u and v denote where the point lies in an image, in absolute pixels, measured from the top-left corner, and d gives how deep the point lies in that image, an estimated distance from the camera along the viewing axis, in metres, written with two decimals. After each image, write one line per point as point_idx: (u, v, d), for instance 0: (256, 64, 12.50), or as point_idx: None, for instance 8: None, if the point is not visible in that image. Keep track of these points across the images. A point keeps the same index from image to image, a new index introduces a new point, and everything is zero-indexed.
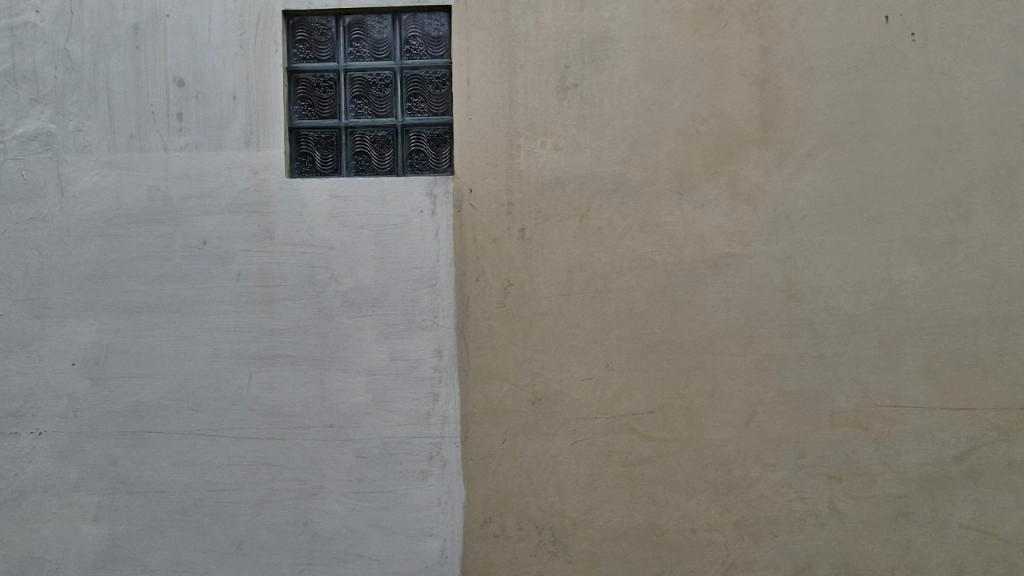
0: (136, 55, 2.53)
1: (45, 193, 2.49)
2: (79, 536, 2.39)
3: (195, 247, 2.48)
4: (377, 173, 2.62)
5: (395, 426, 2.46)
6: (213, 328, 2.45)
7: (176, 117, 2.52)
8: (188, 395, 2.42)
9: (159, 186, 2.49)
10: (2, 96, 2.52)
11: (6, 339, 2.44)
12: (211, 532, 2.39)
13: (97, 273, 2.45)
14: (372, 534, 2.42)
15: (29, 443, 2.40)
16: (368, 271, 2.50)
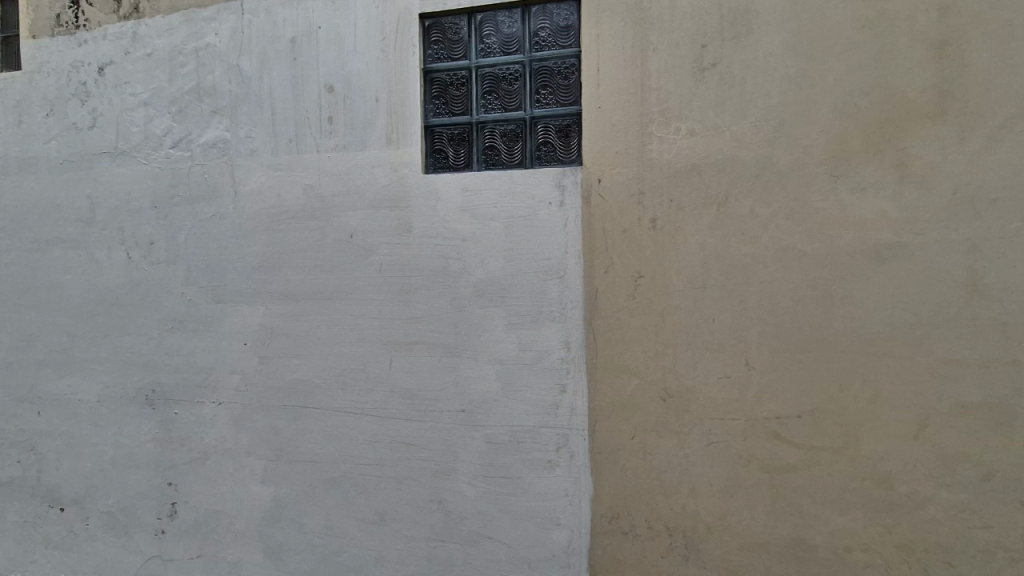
0: (294, 66, 2.79)
1: (222, 193, 2.82)
2: (250, 495, 2.71)
3: (344, 240, 2.69)
4: (507, 167, 2.66)
5: (524, 415, 2.49)
6: (358, 315, 2.65)
7: (327, 121, 2.75)
8: (338, 376, 2.65)
9: (313, 184, 2.74)
10: (189, 110, 2.89)
11: (192, 320, 2.80)
12: (357, 502, 2.60)
13: (263, 264, 2.75)
14: (502, 519, 2.49)
15: (211, 410, 2.76)
16: (499, 262, 2.55)
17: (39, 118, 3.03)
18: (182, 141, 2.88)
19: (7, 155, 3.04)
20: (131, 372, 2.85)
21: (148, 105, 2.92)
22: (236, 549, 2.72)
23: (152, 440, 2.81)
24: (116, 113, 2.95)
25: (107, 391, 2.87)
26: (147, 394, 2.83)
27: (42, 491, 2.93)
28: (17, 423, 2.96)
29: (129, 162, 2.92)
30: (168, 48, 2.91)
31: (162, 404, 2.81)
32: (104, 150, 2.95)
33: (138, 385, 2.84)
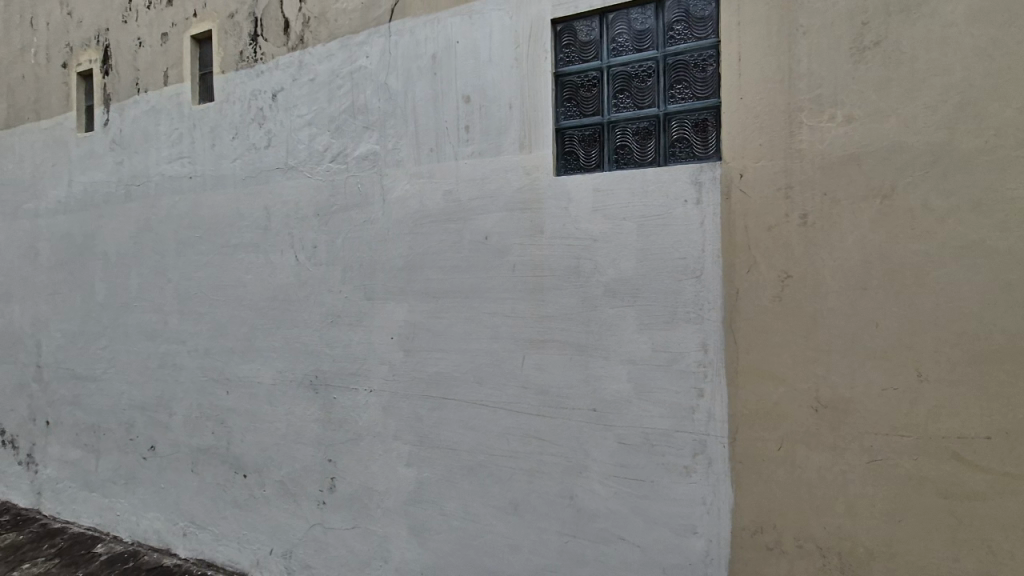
0: (435, 80, 3.00)
1: (372, 201, 3.11)
2: (396, 476, 2.96)
3: (480, 242, 2.83)
4: (639, 165, 2.61)
5: (658, 417, 2.44)
6: (493, 313, 2.78)
7: (465, 130, 2.91)
8: (474, 369, 2.80)
9: (452, 190, 2.92)
10: (346, 127, 3.22)
11: (347, 315, 3.13)
12: (492, 491, 2.73)
13: (408, 265, 2.99)
14: (635, 520, 2.48)
15: (364, 396, 3.06)
16: (631, 261, 2.53)
17: (227, 141, 3.56)
18: (339, 155, 3.22)
19: (204, 173, 3.61)
20: (297, 359, 3.26)
21: (312, 125, 3.31)
22: (385, 524, 2.99)
23: (315, 420, 3.19)
24: (287, 133, 3.38)
25: (280, 375, 3.30)
26: (311, 380, 3.21)
27: (230, 458, 3.45)
28: (212, 399, 3.52)
29: (298, 176, 3.33)
30: (328, 72, 3.27)
31: (323, 389, 3.18)
32: (277, 165, 3.39)
33: (304, 371, 3.24)
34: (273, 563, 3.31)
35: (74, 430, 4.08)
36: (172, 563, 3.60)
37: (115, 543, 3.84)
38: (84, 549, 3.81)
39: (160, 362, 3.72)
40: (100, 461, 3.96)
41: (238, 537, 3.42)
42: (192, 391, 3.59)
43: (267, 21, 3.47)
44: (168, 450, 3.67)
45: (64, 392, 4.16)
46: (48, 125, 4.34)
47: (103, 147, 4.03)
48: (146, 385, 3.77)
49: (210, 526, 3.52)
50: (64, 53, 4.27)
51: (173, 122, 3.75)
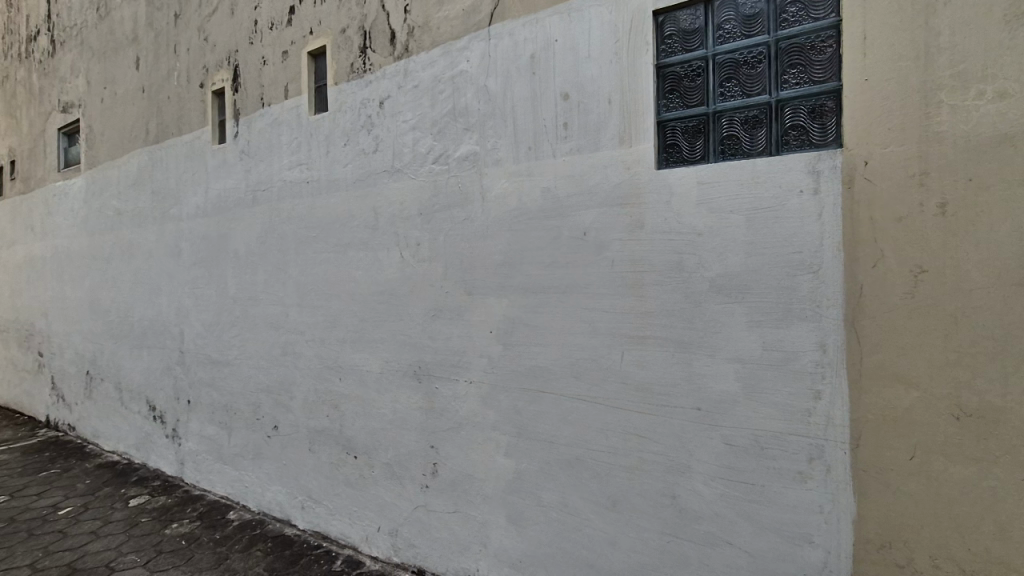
0: (533, 80, 3.04)
1: (472, 200, 3.23)
2: (496, 465, 3.06)
3: (578, 237, 2.83)
4: (748, 155, 2.48)
5: (769, 419, 2.33)
6: (592, 308, 2.77)
7: (562, 126, 2.92)
8: (572, 364, 2.82)
9: (550, 187, 2.94)
10: (447, 129, 3.36)
11: (449, 309, 3.27)
12: (590, 486, 2.75)
13: (507, 261, 3.07)
14: (743, 525, 2.38)
15: (464, 387, 3.19)
16: (739, 256, 2.40)
17: (340, 147, 3.84)
18: (441, 157, 3.37)
19: (320, 178, 3.93)
20: (403, 351, 3.45)
21: (416, 129, 3.49)
22: (484, 511, 3.10)
23: (419, 408, 3.37)
24: (393, 138, 3.59)
25: (386, 365, 3.53)
26: (415, 370, 3.40)
27: (342, 440, 3.73)
28: (326, 385, 3.82)
29: (403, 178, 3.53)
30: (431, 78, 3.43)
31: (426, 379, 3.35)
32: (384, 168, 3.61)
33: (408, 362, 3.43)
34: (380, 539, 3.55)
35: (210, 409, 4.61)
36: (292, 532, 3.96)
37: (245, 511, 4.30)
38: (220, 515, 4.29)
39: (282, 350, 4.10)
40: (231, 438, 4.44)
41: (350, 514, 3.70)
42: (309, 377, 3.92)
43: (376, 34, 3.71)
44: (288, 430, 4.04)
45: (202, 374, 4.71)
46: (189, 139, 4.92)
47: (234, 157, 4.50)
48: (270, 371, 4.17)
49: (325, 501, 3.83)
50: (201, 75, 4.82)
51: (292, 132, 4.12)
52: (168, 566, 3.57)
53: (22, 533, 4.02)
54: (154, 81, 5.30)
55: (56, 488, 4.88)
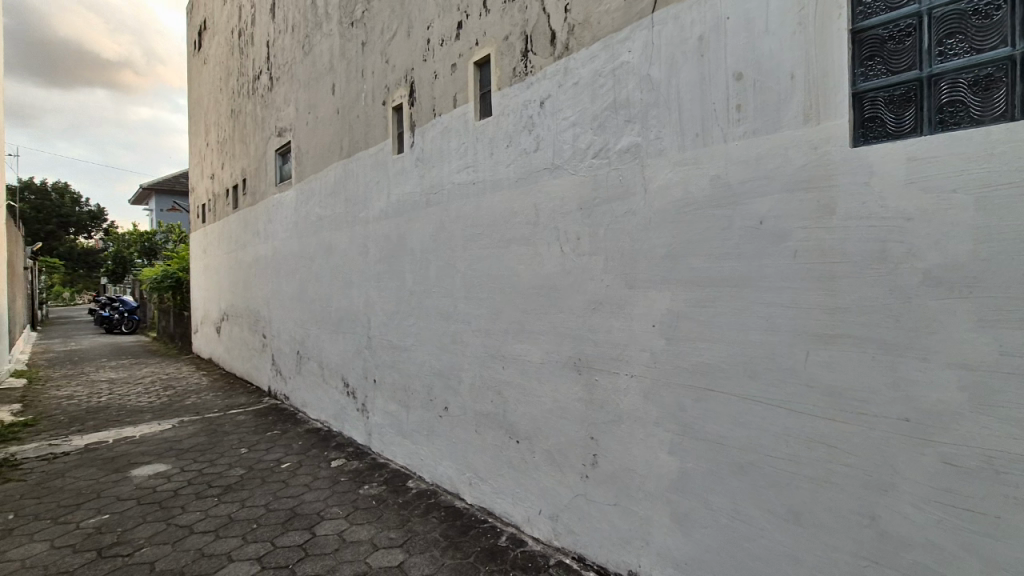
0: (701, 63, 2.87)
1: (634, 192, 3.17)
2: (659, 462, 3.00)
3: (754, 227, 2.63)
4: (978, 122, 2.04)
5: (1007, 439, 1.92)
6: (770, 303, 2.56)
7: (735, 109, 2.72)
8: (745, 363, 2.64)
9: (720, 174, 2.77)
10: (608, 122, 3.34)
11: (610, 303, 3.27)
12: (767, 494, 2.56)
13: (671, 254, 2.96)
14: (967, 560, 2.02)
15: (625, 381, 3.18)
16: (966, 242, 2.00)
17: (503, 148, 4.05)
18: (602, 150, 3.36)
19: (485, 178, 4.20)
20: (564, 342, 3.55)
21: (576, 125, 3.53)
22: (647, 507, 3.06)
23: (579, 399, 3.44)
24: (553, 136, 3.68)
25: (547, 355, 3.66)
26: (576, 362, 3.47)
27: (506, 425, 3.96)
28: (492, 372, 4.09)
29: (563, 174, 3.60)
30: (591, 74, 3.43)
31: (586, 370, 3.40)
32: (545, 166, 3.73)
33: (569, 353, 3.51)
34: (541, 522, 3.71)
35: (392, 388, 5.22)
36: (461, 505, 4.33)
37: (421, 482, 4.82)
38: (401, 483, 4.85)
39: (452, 338, 4.48)
40: (409, 415, 4.99)
41: (513, 494, 3.93)
42: (476, 364, 4.23)
43: (537, 37, 3.83)
44: (458, 412, 4.41)
45: (385, 358, 5.35)
46: (374, 151, 5.61)
47: (410, 164, 5.02)
48: (441, 357, 4.59)
49: (490, 480, 4.12)
50: (384, 94, 5.46)
51: (460, 138, 4.45)
52: (364, 520, 4.11)
53: (258, 480, 4.97)
54: (346, 103, 6.14)
55: (279, 445, 5.96)
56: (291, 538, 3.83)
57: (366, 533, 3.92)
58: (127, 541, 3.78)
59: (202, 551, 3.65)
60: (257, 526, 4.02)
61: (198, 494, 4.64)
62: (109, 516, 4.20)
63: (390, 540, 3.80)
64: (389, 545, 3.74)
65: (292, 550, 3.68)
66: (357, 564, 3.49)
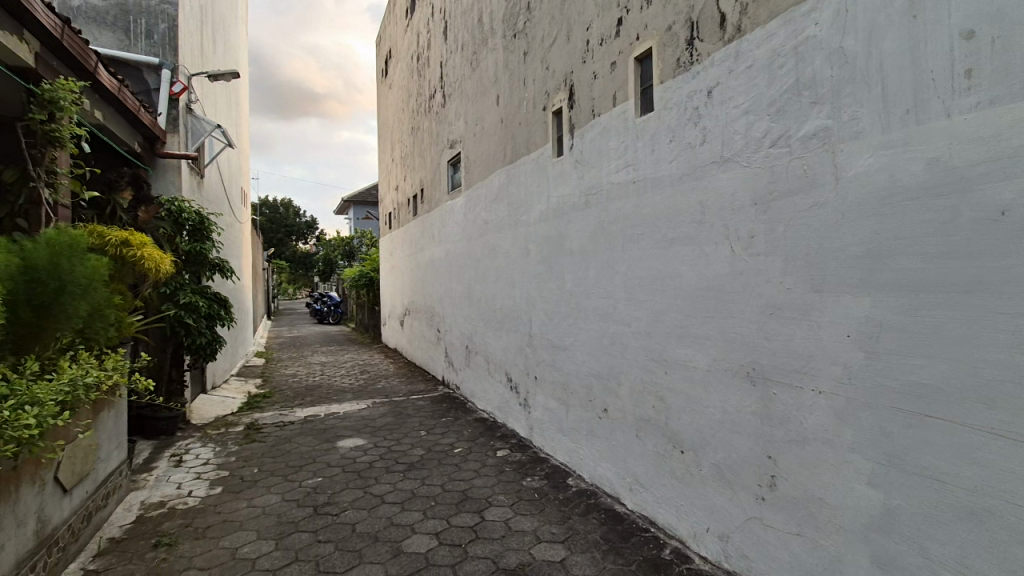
0: (914, 26, 2.40)
1: (823, 182, 2.78)
2: (854, 493, 2.61)
3: (990, 219, 2.13)
4: None
5: None
6: (1015, 313, 2.06)
7: (964, 76, 2.23)
8: (977, 385, 2.16)
9: (941, 156, 2.29)
10: (789, 107, 2.98)
11: (792, 308, 2.93)
12: (1011, 552, 2.07)
13: (871, 252, 2.55)
14: None
15: (812, 397, 2.83)
16: None
17: (665, 144, 3.88)
18: (781, 138, 3.01)
19: (646, 177, 4.07)
20: (735, 350, 3.28)
21: (749, 113, 3.22)
22: (839, 543, 2.69)
23: (754, 413, 3.16)
24: (722, 127, 3.40)
25: (716, 363, 3.42)
26: (749, 372, 3.19)
27: (669, 433, 3.82)
28: (653, 377, 3.97)
29: (733, 167, 3.32)
30: (768, 54, 3.08)
31: (762, 382, 3.11)
32: (712, 159, 3.47)
33: (741, 362, 3.24)
34: (708, 540, 3.50)
35: (553, 386, 5.37)
36: (622, 510, 4.29)
37: (581, 480, 4.88)
38: (561, 479, 4.97)
39: (611, 340, 4.46)
40: (569, 414, 5.08)
41: (677, 506, 3.76)
42: (637, 368, 4.15)
43: (704, 22, 3.56)
44: (618, 415, 4.37)
45: (545, 356, 5.53)
46: (534, 155, 5.81)
47: (570, 166, 5.09)
48: (600, 359, 4.59)
49: (652, 489, 4.01)
50: (544, 99, 5.61)
51: (620, 137, 4.37)
52: (527, 511, 4.30)
53: (435, 461, 5.52)
54: (509, 112, 6.45)
55: (452, 431, 6.54)
56: (464, 519, 4.17)
57: (529, 524, 4.10)
58: (335, 502, 4.49)
59: (391, 520, 4.17)
60: (435, 503, 4.47)
61: (388, 468, 5.32)
62: (322, 479, 5.04)
63: (552, 535, 3.92)
64: (551, 539, 3.85)
65: (464, 530, 4.01)
66: (521, 553, 3.67)
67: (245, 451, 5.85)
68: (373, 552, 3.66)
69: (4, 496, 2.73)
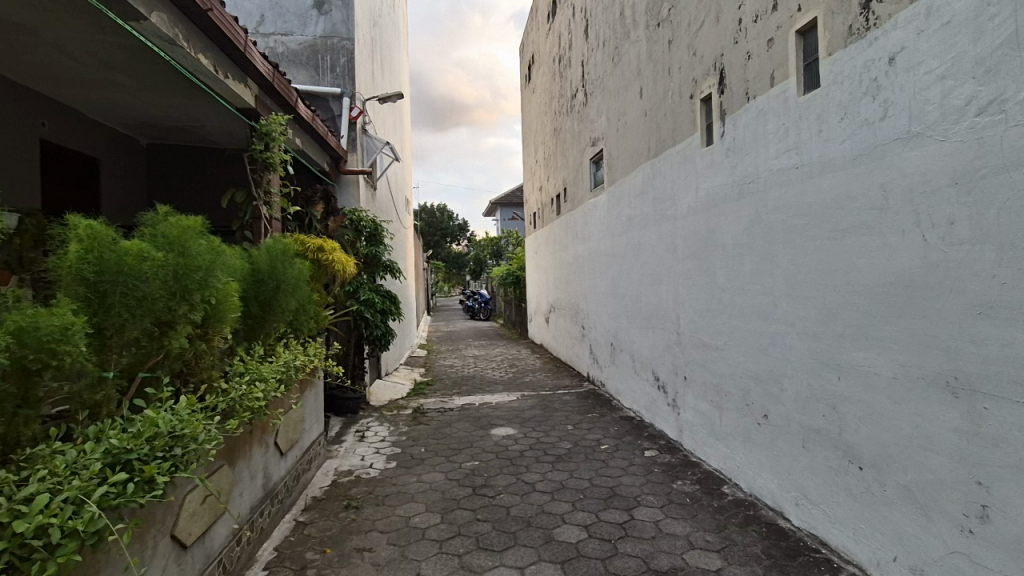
0: None
1: None
2: None
3: None
4: None
5: None
6: None
7: None
8: None
9: None
10: (1004, 65, 2.46)
11: (1010, 307, 2.44)
12: None
13: None
14: None
15: None
16: None
17: (835, 123, 3.46)
18: (993, 104, 2.50)
19: (812, 161, 3.67)
20: (929, 356, 2.83)
21: (946, 78, 2.73)
22: None
23: (956, 430, 2.69)
24: (910, 97, 2.93)
25: (903, 370, 2.98)
26: (949, 382, 2.72)
27: (843, 446, 3.42)
28: (823, 383, 3.59)
29: (924, 143, 2.85)
30: (971, 6, 2.58)
31: (967, 395, 2.64)
32: (897, 136, 3.01)
33: (937, 370, 2.78)
34: (896, 572, 3.06)
35: (704, 388, 5.12)
36: (787, 526, 3.94)
37: (738, 489, 4.58)
38: (715, 486, 4.72)
39: (772, 340, 4.11)
40: (723, 418, 4.80)
41: (854, 529, 3.35)
42: (802, 371, 3.78)
43: None
44: (780, 422, 4.02)
45: (695, 355, 5.28)
46: (681, 146, 5.57)
47: (721, 155, 4.79)
48: (758, 360, 4.26)
49: (823, 506, 3.62)
50: (692, 87, 5.34)
51: (779, 119, 4.00)
52: (678, 515, 4.18)
53: (583, 455, 5.61)
54: (654, 104, 6.25)
55: (598, 427, 6.58)
56: (612, 516, 4.19)
57: (681, 529, 3.97)
58: (491, 485, 4.83)
59: (542, 508, 4.35)
60: (583, 497, 4.55)
61: (538, 458, 5.55)
62: (478, 462, 5.44)
63: (707, 543, 3.76)
64: (705, 547, 3.69)
65: (614, 526, 4.03)
66: (673, 557, 3.58)
67: (413, 432, 6.55)
68: (527, 536, 3.87)
69: (243, 453, 3.45)
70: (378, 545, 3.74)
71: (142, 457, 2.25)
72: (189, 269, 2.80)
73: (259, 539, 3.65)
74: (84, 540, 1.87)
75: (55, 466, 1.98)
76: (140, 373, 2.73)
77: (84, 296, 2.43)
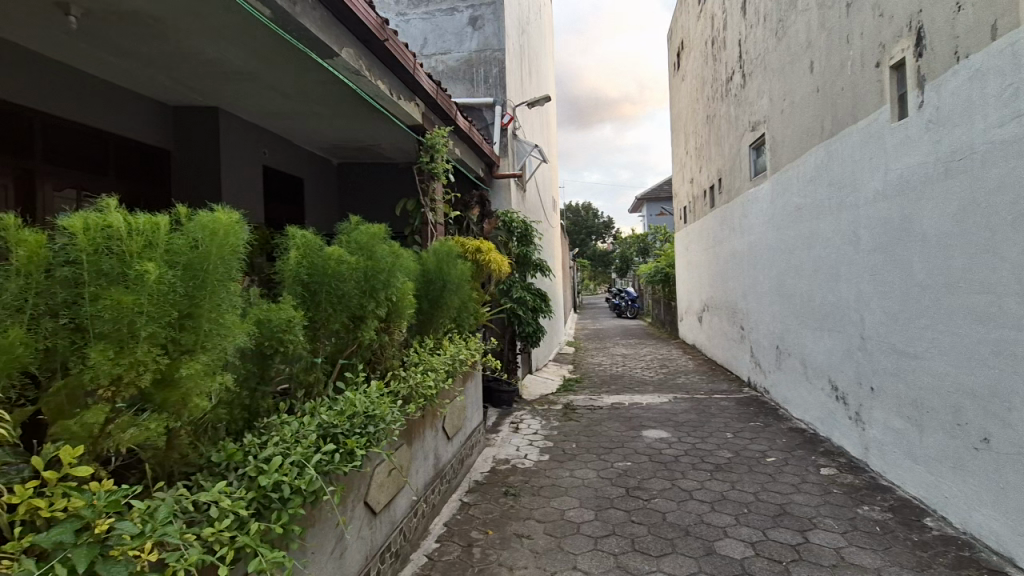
0: None
1: None
2: None
3: None
4: None
5: None
6: None
7: None
8: None
9: None
10: None
11: None
12: None
13: None
14: None
15: None
16: None
17: None
18: None
19: None
20: None
21: None
22: None
23: None
24: None
25: None
26: None
27: None
28: None
29: None
30: None
31: None
32: None
33: None
34: None
35: (898, 401, 4.41)
36: None
37: (946, 524, 3.87)
38: (914, 517, 4.04)
39: (995, 349, 3.39)
40: (924, 438, 4.08)
41: None
42: None
43: None
44: (1006, 449, 3.31)
45: (886, 363, 4.57)
46: (865, 123, 4.86)
47: (920, 129, 4.07)
48: (976, 372, 3.55)
49: None
50: (879, 53, 4.62)
51: (1004, 80, 3.28)
52: (866, 545, 3.66)
53: (746, 466, 5.20)
54: (829, 78, 5.53)
55: (763, 437, 6.04)
56: (783, 535, 3.83)
57: (870, 561, 3.48)
58: (645, 488, 4.72)
59: (701, 517, 4.14)
60: (748, 511, 4.23)
61: (694, 464, 5.28)
62: (631, 463, 5.36)
63: None
64: None
65: (785, 547, 3.68)
66: None
67: (564, 427, 6.69)
68: (685, 544, 3.72)
69: (419, 434, 3.84)
70: (535, 533, 3.89)
71: (345, 431, 2.65)
72: (375, 271, 3.19)
73: (432, 514, 4.04)
74: (306, 497, 2.24)
75: (285, 434, 2.40)
76: (340, 359, 3.19)
77: (300, 294, 2.92)
